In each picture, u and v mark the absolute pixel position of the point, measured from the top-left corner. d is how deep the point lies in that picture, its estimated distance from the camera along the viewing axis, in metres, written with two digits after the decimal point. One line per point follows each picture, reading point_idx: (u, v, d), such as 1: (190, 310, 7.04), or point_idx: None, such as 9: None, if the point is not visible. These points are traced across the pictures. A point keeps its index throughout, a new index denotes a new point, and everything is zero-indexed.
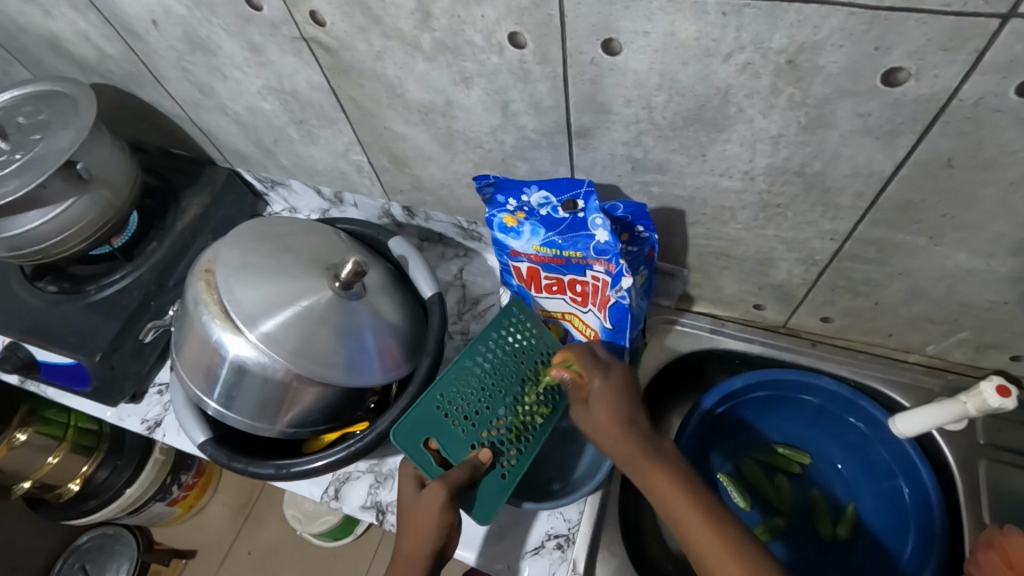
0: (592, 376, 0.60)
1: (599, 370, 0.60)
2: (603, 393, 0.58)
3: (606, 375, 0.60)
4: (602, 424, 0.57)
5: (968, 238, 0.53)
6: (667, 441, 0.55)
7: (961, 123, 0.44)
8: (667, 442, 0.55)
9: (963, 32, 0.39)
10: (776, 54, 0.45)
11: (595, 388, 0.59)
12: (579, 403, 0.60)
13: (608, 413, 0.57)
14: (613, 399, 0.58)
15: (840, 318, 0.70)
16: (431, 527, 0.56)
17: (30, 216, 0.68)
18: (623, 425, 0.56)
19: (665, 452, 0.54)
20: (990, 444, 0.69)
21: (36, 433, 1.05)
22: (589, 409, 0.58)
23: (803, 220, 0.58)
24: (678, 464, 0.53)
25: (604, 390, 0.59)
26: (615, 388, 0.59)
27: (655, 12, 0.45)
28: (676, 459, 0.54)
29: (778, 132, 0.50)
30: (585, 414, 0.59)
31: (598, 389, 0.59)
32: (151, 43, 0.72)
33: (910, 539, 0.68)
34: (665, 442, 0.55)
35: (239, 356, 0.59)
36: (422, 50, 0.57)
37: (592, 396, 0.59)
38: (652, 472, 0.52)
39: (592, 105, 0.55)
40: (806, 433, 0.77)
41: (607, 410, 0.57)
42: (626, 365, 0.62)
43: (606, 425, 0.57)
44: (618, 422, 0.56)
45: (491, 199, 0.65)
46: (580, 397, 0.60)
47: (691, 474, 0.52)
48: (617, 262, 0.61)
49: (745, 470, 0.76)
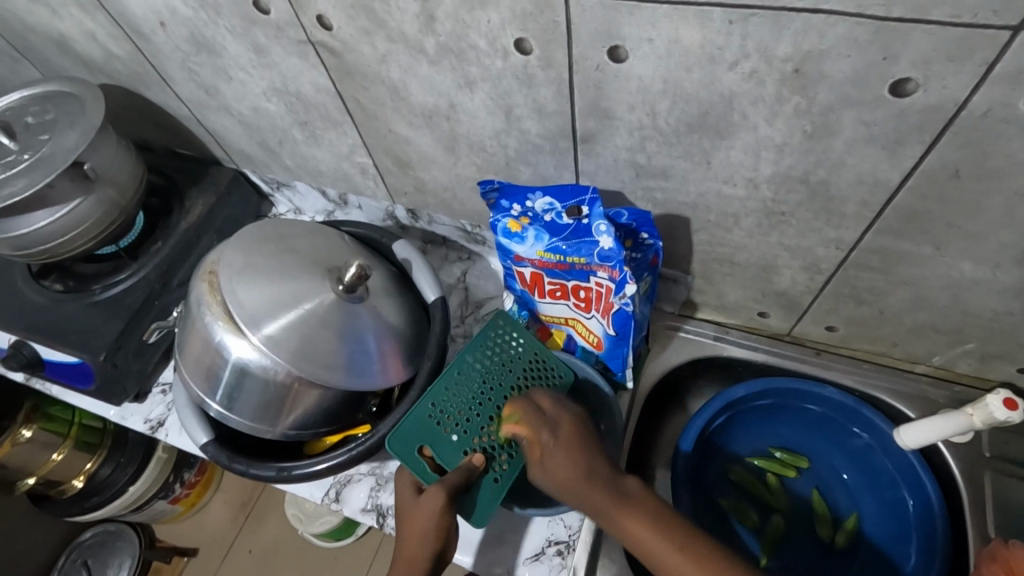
0: (543, 433, 0.58)
1: (548, 426, 0.58)
2: (558, 448, 0.56)
3: (555, 428, 0.58)
4: (565, 481, 0.55)
5: (974, 249, 0.53)
6: (632, 481, 0.55)
7: (968, 134, 0.44)
8: (632, 481, 0.55)
9: (970, 42, 0.39)
10: (781, 62, 0.44)
11: (549, 445, 0.57)
12: (533, 462, 0.58)
13: (571, 469, 0.55)
14: (571, 451, 0.56)
15: (844, 327, 0.70)
16: (430, 530, 0.56)
17: (38, 216, 0.69)
18: (586, 478, 0.55)
19: (635, 493, 0.54)
20: (996, 457, 0.68)
21: (41, 429, 1.06)
22: (547, 469, 0.56)
23: (808, 228, 0.58)
24: (648, 503, 0.54)
25: (557, 447, 0.56)
26: (568, 440, 0.57)
27: (660, 18, 0.45)
28: (645, 498, 0.54)
29: (782, 140, 0.50)
30: (542, 475, 0.57)
31: (552, 446, 0.56)
32: (158, 45, 0.73)
33: (914, 550, 0.67)
34: (630, 482, 0.55)
35: (240, 358, 0.59)
36: (426, 53, 0.56)
37: (548, 456, 0.56)
38: (629, 520, 0.52)
39: (596, 111, 0.55)
40: (804, 437, 0.77)
41: (568, 465, 0.55)
42: (570, 411, 0.60)
43: (570, 481, 0.55)
44: (582, 474, 0.55)
45: (495, 204, 0.65)
46: (534, 456, 0.57)
47: (661, 511, 0.53)
48: (620, 269, 0.60)
49: (736, 477, 0.75)
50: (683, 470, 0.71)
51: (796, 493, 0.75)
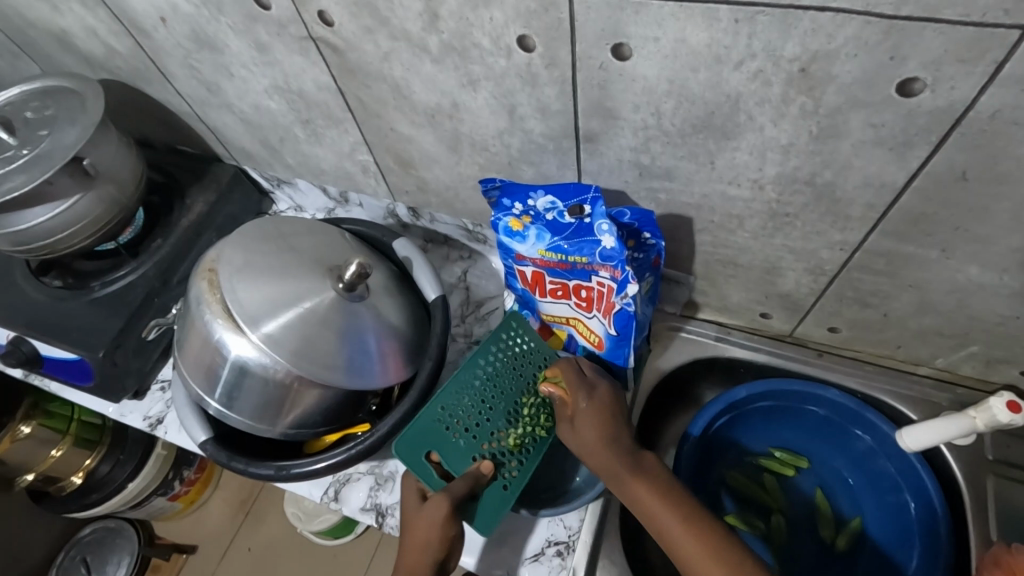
0: (578, 394, 0.60)
1: (584, 390, 0.60)
2: (589, 411, 0.58)
3: (590, 393, 0.60)
4: (589, 443, 0.57)
5: (980, 252, 0.52)
6: (651, 456, 0.56)
7: (976, 136, 0.43)
8: (650, 456, 0.56)
9: (981, 43, 0.38)
10: (788, 63, 0.44)
11: (580, 406, 0.59)
12: (564, 421, 0.60)
13: (595, 432, 0.57)
14: (599, 416, 0.58)
15: (848, 329, 0.70)
16: (433, 538, 0.56)
17: (37, 211, 0.68)
18: (607, 443, 0.56)
19: (652, 466, 0.55)
20: (999, 460, 0.67)
21: (41, 426, 1.06)
22: (574, 429, 0.58)
23: (812, 229, 0.57)
24: (664, 477, 0.54)
25: (588, 409, 0.59)
26: (601, 405, 0.59)
27: (666, 18, 0.44)
28: (659, 473, 0.55)
29: (788, 141, 0.50)
30: (569, 432, 0.59)
31: (584, 408, 0.59)
32: (158, 41, 0.72)
33: (916, 554, 0.67)
34: (649, 456, 0.56)
35: (240, 357, 0.59)
36: (429, 51, 0.56)
37: (578, 415, 0.59)
38: (639, 489, 0.53)
39: (600, 110, 0.54)
40: (799, 436, 0.77)
41: (594, 428, 0.57)
42: (610, 382, 0.61)
43: (594, 444, 0.57)
44: (607, 439, 0.56)
45: (497, 203, 0.64)
46: (566, 415, 0.60)
47: (673, 486, 0.54)
48: (623, 269, 0.60)
49: (733, 481, 0.75)
50: (684, 471, 0.70)
51: (794, 493, 0.75)
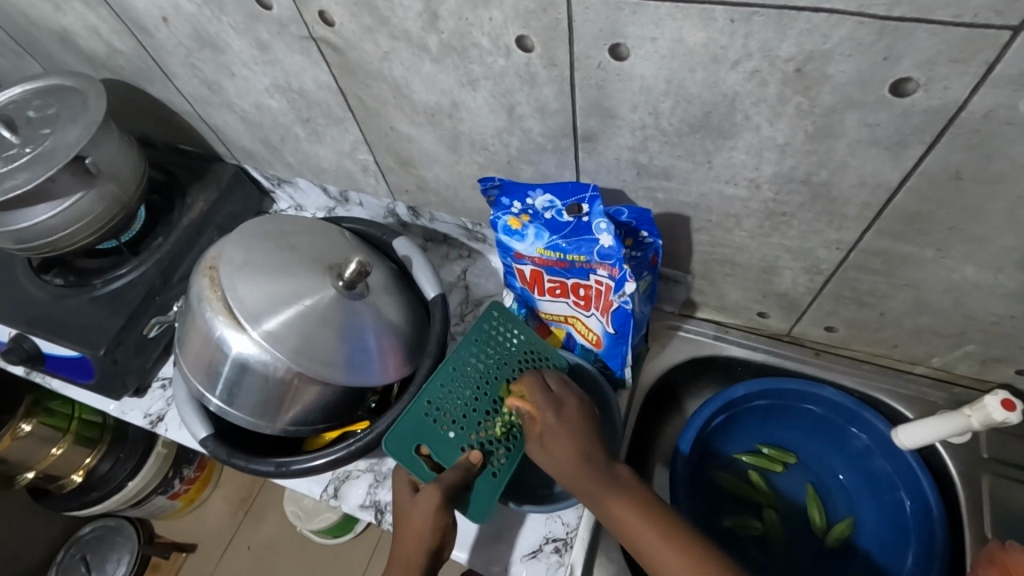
0: (546, 412, 0.58)
1: (553, 406, 0.59)
2: (561, 429, 0.57)
3: (559, 410, 0.59)
4: (563, 463, 0.56)
5: (975, 252, 0.53)
6: (625, 471, 0.56)
7: (970, 136, 0.44)
8: (625, 469, 0.56)
9: (973, 43, 0.39)
10: (784, 62, 0.44)
11: (550, 425, 0.58)
12: (533, 439, 0.59)
13: (568, 451, 0.56)
14: (571, 434, 0.57)
15: (845, 328, 0.70)
16: (427, 529, 0.56)
17: (40, 209, 0.69)
18: (583, 461, 0.56)
19: (626, 484, 0.55)
20: (995, 459, 0.68)
21: (41, 424, 1.06)
22: (544, 449, 0.57)
23: (808, 229, 0.58)
24: (640, 492, 0.55)
25: (558, 428, 0.57)
26: (572, 420, 0.58)
27: (663, 18, 0.45)
28: (634, 491, 0.55)
29: (785, 140, 0.50)
30: (540, 450, 0.58)
31: (554, 425, 0.57)
32: (160, 40, 0.72)
33: (910, 553, 0.67)
34: (624, 470, 0.56)
35: (241, 354, 0.59)
36: (429, 51, 0.56)
37: (548, 433, 0.58)
38: (619, 507, 0.54)
39: (598, 110, 0.55)
40: (786, 433, 0.77)
41: (567, 446, 0.56)
42: (578, 394, 0.61)
43: (569, 463, 0.56)
44: (580, 456, 0.56)
45: (496, 201, 0.65)
46: (534, 433, 0.58)
47: (652, 501, 0.54)
48: (620, 267, 0.60)
49: (722, 481, 0.76)
50: (681, 471, 0.71)
51: (784, 487, 0.76)
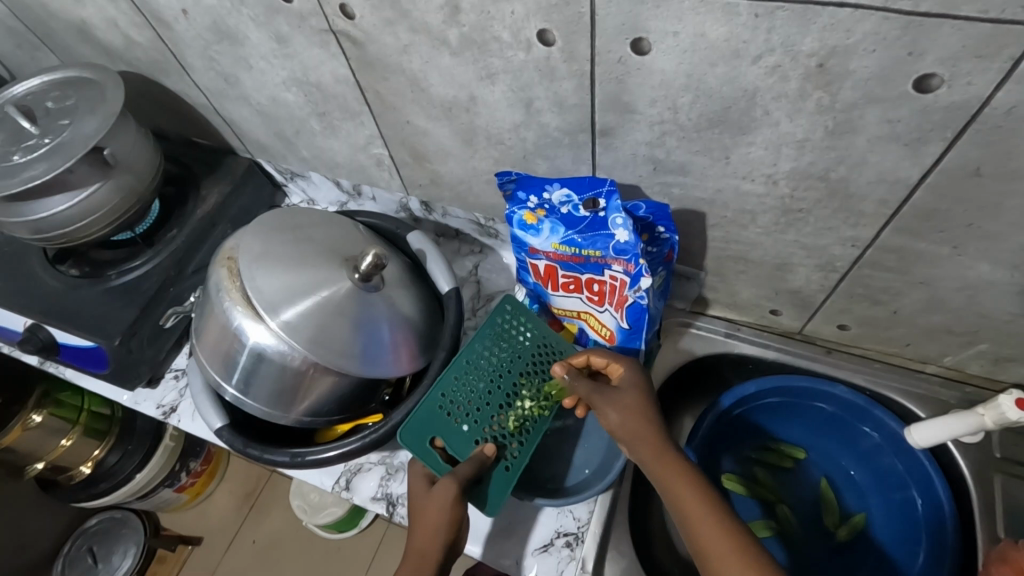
0: (625, 365, 0.61)
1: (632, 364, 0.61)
2: (636, 384, 0.59)
3: (636, 369, 0.61)
4: (631, 410, 0.57)
5: (991, 249, 0.53)
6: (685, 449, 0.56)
7: (990, 132, 0.44)
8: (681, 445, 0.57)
9: (998, 39, 0.39)
10: (806, 58, 0.44)
11: (626, 377, 0.60)
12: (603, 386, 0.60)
13: (637, 401, 0.58)
14: (644, 391, 0.59)
15: (857, 326, 0.70)
16: (443, 520, 0.57)
17: (58, 200, 0.69)
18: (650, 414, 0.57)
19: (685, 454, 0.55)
20: (1007, 458, 0.68)
21: (51, 415, 1.07)
22: (613, 395, 0.58)
23: (824, 225, 0.58)
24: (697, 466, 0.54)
25: (635, 381, 0.59)
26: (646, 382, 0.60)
27: (686, 12, 0.45)
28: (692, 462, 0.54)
29: (803, 136, 0.50)
30: (608, 395, 0.59)
31: (632, 377, 0.60)
32: (179, 33, 0.73)
33: (921, 551, 0.67)
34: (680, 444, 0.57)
35: (258, 344, 0.60)
36: (448, 44, 0.57)
37: (624, 384, 0.60)
38: (676, 463, 0.53)
39: (617, 104, 0.55)
40: (787, 428, 0.78)
41: (639, 398, 0.58)
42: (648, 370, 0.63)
43: (638, 413, 0.57)
44: (649, 410, 0.57)
45: (512, 196, 0.65)
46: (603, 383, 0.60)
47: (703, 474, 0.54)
48: (636, 263, 0.60)
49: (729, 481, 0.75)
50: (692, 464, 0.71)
51: (789, 482, 0.76)
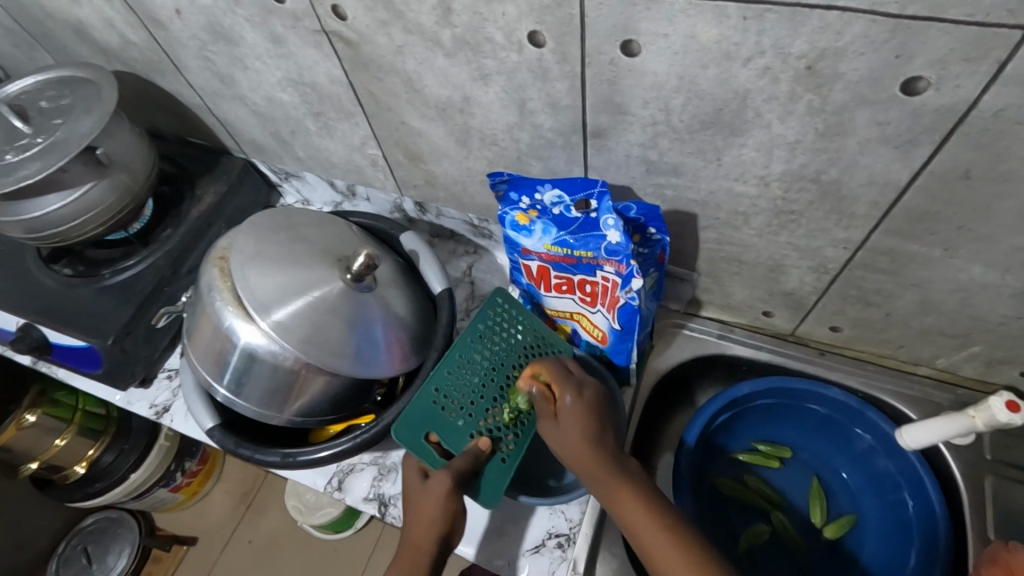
0: (564, 391, 0.60)
1: (571, 387, 0.61)
2: (576, 409, 0.59)
3: (577, 391, 0.60)
4: (571, 441, 0.57)
5: (982, 251, 0.53)
6: (634, 463, 0.57)
7: (980, 135, 0.44)
8: (635, 463, 0.57)
9: (986, 42, 0.39)
10: (797, 60, 0.45)
11: (566, 404, 0.59)
12: (546, 418, 0.60)
13: (580, 431, 0.57)
14: (586, 417, 0.58)
15: (849, 328, 0.70)
16: (437, 513, 0.57)
17: (51, 199, 0.69)
18: (593, 443, 0.57)
19: (634, 473, 0.55)
20: (998, 460, 0.68)
21: (46, 415, 1.06)
22: (557, 427, 0.59)
23: (816, 227, 0.58)
24: (644, 484, 0.55)
25: (574, 407, 0.59)
26: (588, 405, 0.60)
27: (677, 14, 0.45)
28: (640, 481, 0.55)
29: (795, 138, 0.50)
30: (553, 429, 0.59)
31: (570, 405, 0.59)
32: (173, 33, 0.73)
33: (913, 554, 0.67)
34: (632, 461, 0.57)
35: (249, 344, 0.60)
36: (442, 46, 0.57)
37: (564, 412, 0.59)
38: (621, 490, 0.54)
39: (609, 105, 0.55)
40: (772, 428, 0.78)
41: (578, 428, 0.58)
42: (596, 382, 0.62)
43: (577, 442, 0.57)
44: (590, 438, 0.57)
45: (504, 196, 0.65)
46: (548, 410, 0.60)
47: (653, 492, 0.54)
48: (628, 263, 0.60)
49: (724, 488, 0.75)
50: (685, 472, 0.70)
51: (778, 485, 0.76)
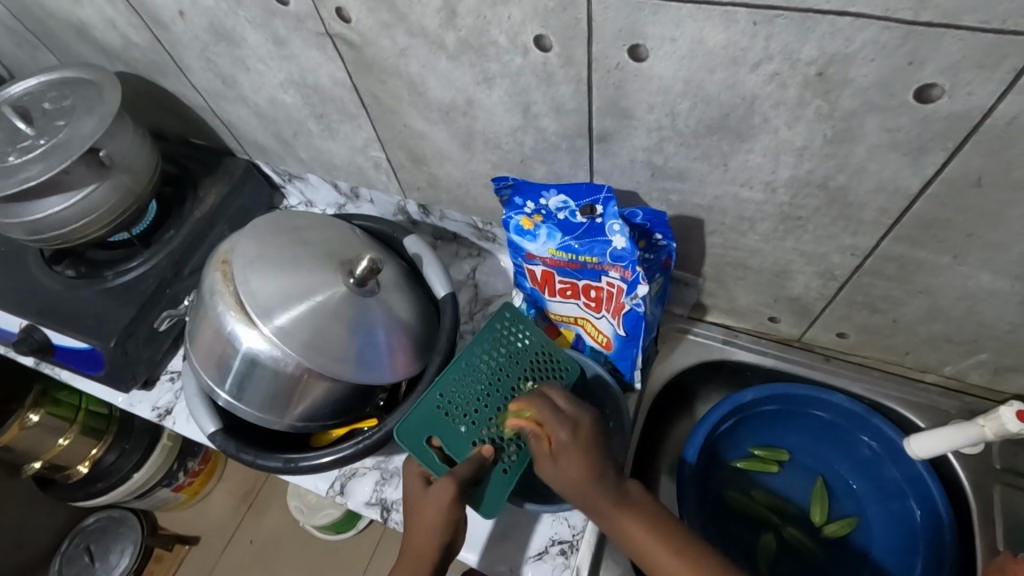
0: (559, 429, 0.57)
1: (565, 423, 0.58)
2: (573, 445, 0.56)
3: (571, 427, 0.58)
4: (574, 480, 0.55)
5: (993, 259, 0.52)
6: (633, 485, 0.56)
7: (990, 142, 0.43)
8: (634, 484, 0.56)
9: (1000, 49, 0.38)
10: (805, 65, 0.44)
11: (564, 443, 0.57)
12: (543, 457, 0.58)
13: (581, 469, 0.55)
14: (584, 452, 0.56)
15: (856, 334, 0.69)
16: (439, 519, 0.56)
17: (53, 201, 0.69)
18: (593, 480, 0.55)
19: (637, 497, 0.55)
20: (1006, 469, 0.67)
21: (48, 415, 1.07)
22: (557, 466, 0.57)
23: (824, 234, 0.58)
24: (649, 506, 0.55)
25: (570, 446, 0.56)
26: (584, 440, 0.57)
27: (684, 19, 0.45)
28: (645, 504, 0.55)
29: (802, 144, 0.50)
30: (552, 468, 0.57)
31: (566, 443, 0.57)
32: (176, 34, 0.73)
33: (919, 561, 0.67)
34: (632, 484, 0.56)
35: (251, 348, 0.60)
36: (445, 49, 0.56)
37: (561, 451, 0.57)
38: (627, 523, 0.54)
39: (615, 110, 0.55)
40: (771, 433, 0.77)
41: (578, 466, 0.56)
42: (589, 411, 0.60)
43: (579, 481, 0.55)
44: (591, 474, 0.55)
45: (508, 201, 0.65)
46: (543, 450, 0.58)
47: (658, 513, 0.54)
48: (633, 270, 0.60)
49: (729, 498, 0.74)
50: (688, 481, 0.70)
51: (782, 494, 0.75)
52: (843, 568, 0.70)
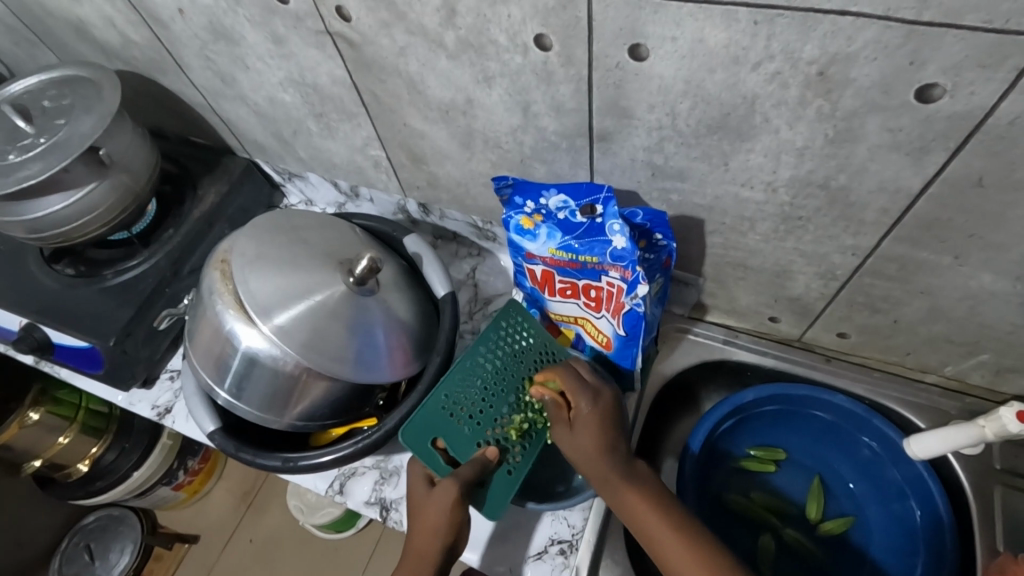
0: (580, 398, 0.59)
1: (587, 393, 0.60)
2: (591, 415, 0.58)
3: (593, 397, 0.60)
4: (586, 448, 0.57)
5: (994, 259, 0.52)
6: (642, 464, 0.58)
7: (992, 142, 0.43)
8: (643, 464, 0.58)
9: (1002, 49, 0.38)
10: (806, 65, 0.44)
11: (583, 413, 0.59)
12: (560, 423, 0.60)
13: (594, 440, 0.57)
14: (600, 423, 0.58)
15: (856, 335, 0.69)
16: (443, 521, 0.56)
17: (52, 199, 0.69)
18: (605, 451, 0.57)
19: (645, 476, 0.56)
20: (1007, 470, 0.67)
21: (48, 413, 1.07)
22: (572, 432, 0.58)
23: (824, 234, 0.57)
24: (654, 486, 0.56)
25: (589, 416, 0.58)
26: (603, 411, 0.59)
27: (684, 18, 0.44)
28: (652, 484, 0.56)
29: (803, 144, 0.50)
30: (567, 435, 0.59)
31: (585, 413, 0.59)
32: (176, 33, 0.72)
33: (919, 562, 0.67)
34: (642, 463, 0.57)
35: (251, 348, 0.59)
36: (445, 47, 0.56)
37: (579, 420, 0.59)
38: (632, 497, 0.55)
39: (615, 109, 0.54)
40: (771, 433, 0.77)
41: (594, 436, 0.57)
42: (611, 387, 0.61)
43: (591, 450, 0.57)
44: (604, 444, 0.57)
45: (508, 200, 0.64)
46: (561, 416, 0.60)
47: (663, 495, 0.55)
48: (633, 269, 0.60)
49: (728, 499, 0.74)
50: (688, 482, 0.70)
51: (782, 495, 0.75)
52: (842, 568, 0.70)
